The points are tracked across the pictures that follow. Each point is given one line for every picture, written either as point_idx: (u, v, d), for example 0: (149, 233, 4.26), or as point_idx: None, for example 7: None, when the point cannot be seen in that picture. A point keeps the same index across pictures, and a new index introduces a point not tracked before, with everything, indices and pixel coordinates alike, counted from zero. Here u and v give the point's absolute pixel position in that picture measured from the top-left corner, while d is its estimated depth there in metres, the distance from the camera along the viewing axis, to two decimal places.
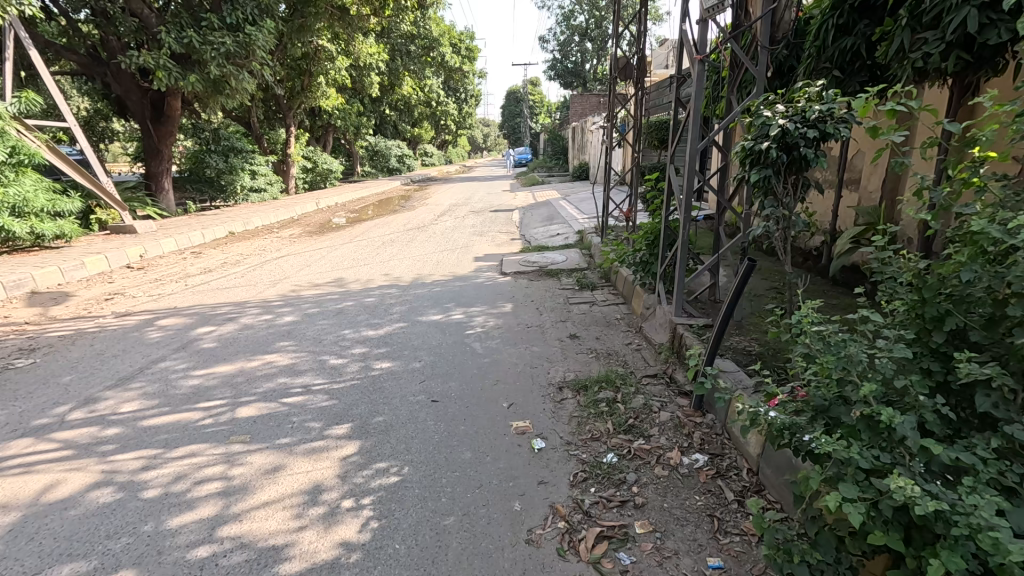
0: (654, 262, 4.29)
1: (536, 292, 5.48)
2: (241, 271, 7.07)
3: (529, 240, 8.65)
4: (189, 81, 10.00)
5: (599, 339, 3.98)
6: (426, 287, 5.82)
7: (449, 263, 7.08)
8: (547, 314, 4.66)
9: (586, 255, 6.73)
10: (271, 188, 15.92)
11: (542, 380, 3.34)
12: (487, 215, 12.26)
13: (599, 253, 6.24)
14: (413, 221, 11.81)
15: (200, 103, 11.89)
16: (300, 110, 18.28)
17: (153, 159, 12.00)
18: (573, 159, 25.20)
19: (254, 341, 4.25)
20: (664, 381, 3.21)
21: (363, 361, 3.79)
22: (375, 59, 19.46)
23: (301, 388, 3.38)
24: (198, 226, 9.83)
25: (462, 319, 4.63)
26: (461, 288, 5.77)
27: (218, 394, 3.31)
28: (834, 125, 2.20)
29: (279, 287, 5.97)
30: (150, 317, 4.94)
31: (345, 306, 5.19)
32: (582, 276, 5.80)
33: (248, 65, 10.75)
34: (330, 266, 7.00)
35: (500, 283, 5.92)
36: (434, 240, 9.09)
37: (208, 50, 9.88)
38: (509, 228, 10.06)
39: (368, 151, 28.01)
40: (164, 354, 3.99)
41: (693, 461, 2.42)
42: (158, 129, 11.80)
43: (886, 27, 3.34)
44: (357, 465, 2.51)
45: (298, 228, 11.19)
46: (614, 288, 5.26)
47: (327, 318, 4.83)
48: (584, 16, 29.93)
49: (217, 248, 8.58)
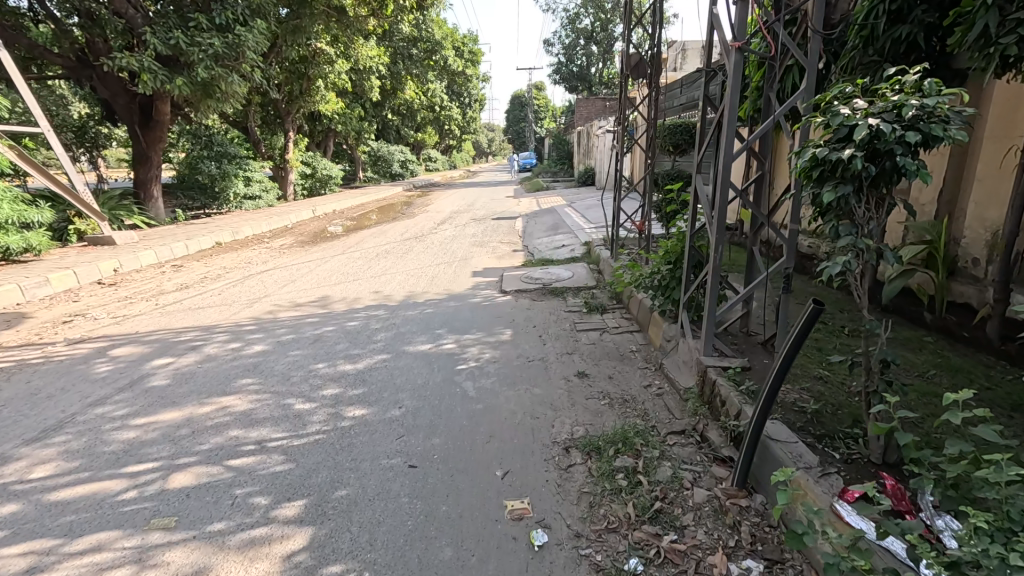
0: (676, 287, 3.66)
1: (539, 315, 4.88)
2: (220, 287, 6.53)
3: (532, 252, 8.06)
4: (176, 85, 9.51)
5: (613, 380, 3.38)
6: (416, 308, 5.25)
7: (444, 278, 6.50)
8: (552, 344, 4.06)
9: (594, 270, 6.13)
10: (267, 195, 15.43)
11: (544, 437, 2.75)
12: (489, 223, 11.69)
13: (609, 270, 5.65)
14: (411, 230, 11.26)
15: (190, 107, 11.41)
16: (299, 114, 17.83)
17: (141, 165, 11.54)
18: (579, 164, 24.57)
19: (213, 377, 3.69)
20: (694, 442, 2.60)
21: (333, 408, 3.21)
22: (376, 62, 18.98)
23: (254, 445, 2.80)
24: (183, 236, 9.32)
25: (454, 350, 4.05)
26: (455, 309, 5.19)
27: (153, 454, 2.74)
28: (939, 125, 1.64)
29: (255, 308, 5.41)
30: (105, 346, 4.40)
31: (325, 332, 4.62)
32: (590, 296, 5.22)
33: (239, 68, 10.29)
34: (316, 283, 6.44)
35: (500, 303, 5.34)
36: (432, 251, 8.53)
37: (196, 51, 9.42)
38: (512, 238, 9.48)
39: (370, 156, 27.51)
40: (105, 395, 3.43)
41: (744, 571, 1.82)
42: (146, 134, 11.33)
43: (962, 8, 2.72)
44: (303, 570, 1.94)
45: (290, 238, 10.67)
46: (627, 312, 4.67)
47: (302, 347, 4.26)
48: (589, 19, 29.41)
49: (201, 261, 8.05)
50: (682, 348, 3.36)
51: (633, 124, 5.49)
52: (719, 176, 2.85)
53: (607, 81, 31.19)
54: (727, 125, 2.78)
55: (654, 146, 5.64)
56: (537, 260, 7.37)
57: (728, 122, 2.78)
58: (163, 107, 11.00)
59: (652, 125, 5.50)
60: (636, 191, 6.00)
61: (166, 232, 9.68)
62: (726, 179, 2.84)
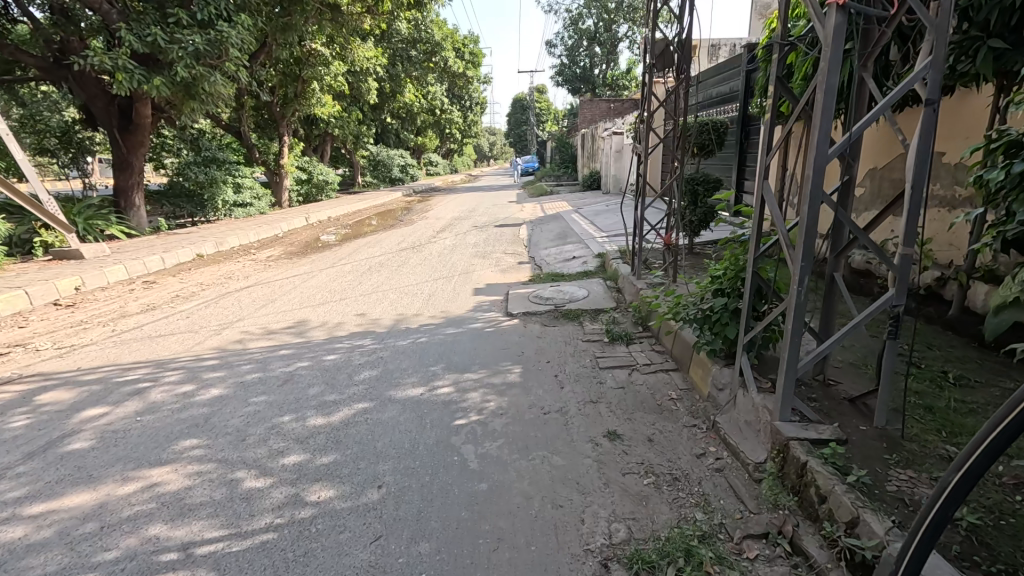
0: (730, 327, 2.84)
1: (552, 346, 4.15)
2: (190, 309, 5.80)
3: (540, 264, 7.33)
4: (153, 85, 8.81)
5: (655, 445, 2.63)
6: (408, 337, 4.50)
7: (442, 297, 5.76)
8: (572, 389, 3.31)
9: (612, 288, 5.37)
10: (259, 202, 14.74)
11: (571, 544, 2.00)
12: (492, 231, 10.97)
13: (631, 289, 4.92)
14: (408, 239, 10.54)
15: (174, 109, 10.71)
16: (294, 117, 17.20)
17: (121, 172, 10.85)
18: (583, 166, 23.89)
19: (149, 436, 2.95)
20: (784, 559, 1.83)
21: (293, 487, 2.46)
22: (373, 63, 18.32)
23: (178, 551, 2.06)
24: (161, 248, 8.59)
25: (452, 397, 3.31)
26: (453, 338, 4.46)
27: (37, 569, 1.99)
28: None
29: (223, 337, 4.68)
30: (34, 389, 3.67)
31: (298, 370, 3.88)
32: (611, 320, 4.49)
33: (222, 66, 9.61)
34: (297, 304, 5.71)
35: (505, 330, 4.62)
36: (429, 264, 7.81)
37: (175, 49, 8.74)
38: (517, 248, 8.74)
39: (370, 161, 26.82)
40: (7, 465, 2.69)
41: None
42: (126, 138, 10.65)
43: None
44: None
45: (278, 249, 9.96)
46: (659, 344, 3.93)
47: (269, 390, 3.52)
48: (592, 19, 28.77)
49: (176, 276, 7.34)
50: (743, 404, 2.62)
51: (654, 123, 4.73)
52: (810, 187, 2.05)
53: (611, 83, 30.55)
54: (825, 118, 1.98)
55: (685, 148, 4.89)
56: (545, 274, 6.65)
57: (827, 113, 1.97)
58: (144, 110, 10.34)
59: (681, 126, 4.74)
60: (661, 197, 5.25)
61: (143, 243, 8.96)
62: (819, 191, 2.04)
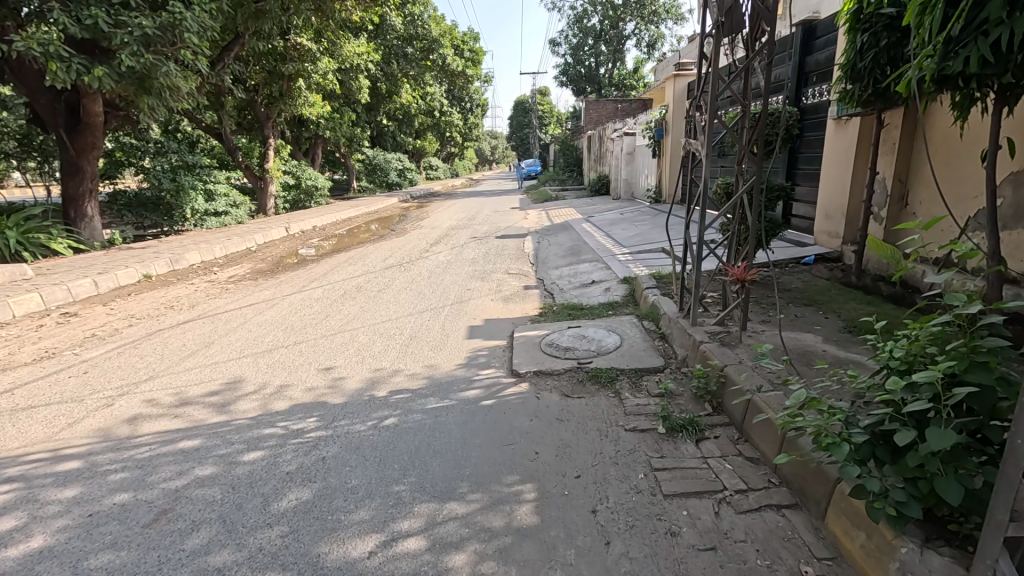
0: (949, 492, 1.43)
1: (582, 437, 2.77)
2: (95, 357, 4.42)
3: (553, 290, 5.96)
4: (94, 75, 7.51)
5: None
6: (370, 420, 3.11)
7: (426, 343, 4.38)
8: (627, 555, 1.92)
9: (654, 334, 4.01)
10: (238, 211, 13.41)
11: None
12: (493, 244, 9.60)
13: (686, 339, 3.57)
14: (398, 254, 9.20)
15: (130, 106, 9.39)
16: (280, 117, 16.02)
17: (70, 178, 9.52)
18: (590, 170, 22.60)
19: None
20: None
21: None
22: (365, 60, 17.06)
23: None
24: (99, 268, 7.23)
25: (420, 566, 1.93)
26: (435, 419, 3.08)
27: None
28: None
29: (112, 413, 3.32)
30: None
31: (191, 484, 2.51)
32: (664, 391, 3.12)
33: (175, 54, 8.29)
34: (235, 354, 4.34)
35: (511, 402, 3.25)
36: (416, 288, 6.45)
37: (120, 33, 7.45)
38: (522, 267, 7.38)
39: (365, 165, 25.47)
40: None
41: None
42: (75, 140, 9.33)
43: None
44: None
45: (246, 266, 8.63)
46: (743, 444, 2.57)
47: (124, 537, 2.15)
48: (596, 17, 27.52)
49: (105, 308, 5.99)
50: None
51: (713, 107, 3.31)
52: None
53: (618, 83, 29.28)
54: None
55: (759, 144, 3.39)
56: (560, 306, 5.28)
57: None
58: (94, 107, 8.99)
59: (761, 109, 3.24)
60: (722, 214, 3.80)
61: (82, 260, 7.62)
62: None
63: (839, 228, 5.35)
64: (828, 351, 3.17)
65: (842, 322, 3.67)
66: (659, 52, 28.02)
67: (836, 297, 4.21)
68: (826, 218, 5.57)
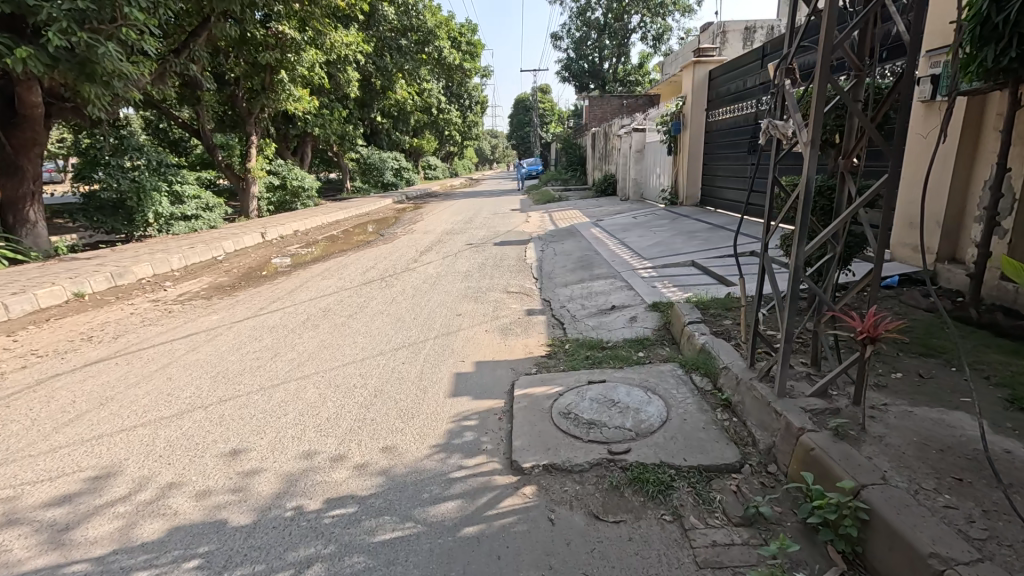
0: None
1: None
2: None
3: (562, 317, 4.78)
4: (14, 57, 6.30)
5: None
6: (280, 568, 1.94)
7: (394, 404, 3.20)
8: None
9: (713, 399, 2.83)
10: (211, 214, 12.27)
11: None
12: (490, 253, 8.42)
13: (771, 419, 2.39)
14: (382, 265, 8.04)
15: (76, 97, 8.23)
16: (263, 113, 14.86)
17: (7, 177, 8.31)
18: (594, 169, 21.41)
19: None
20: None
21: None
22: (354, 51, 15.84)
23: None
24: (20, 286, 6.05)
25: None
26: (385, 569, 1.90)
27: None
28: None
29: None
30: None
31: None
32: (756, 521, 1.95)
33: (117, 33, 7.08)
34: (130, 420, 3.15)
35: (509, 529, 2.07)
36: (394, 312, 5.29)
37: (46, 6, 6.24)
38: (524, 283, 6.19)
39: (359, 165, 24.32)
40: None
41: None
42: (10, 134, 8.14)
43: None
44: None
45: (205, 280, 7.46)
46: None
47: None
48: (600, 10, 26.36)
49: (6, 340, 4.81)
50: None
51: (829, 64, 2.11)
52: None
53: (623, 78, 28.17)
54: None
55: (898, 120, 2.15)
56: (572, 341, 4.10)
57: None
58: (30, 97, 7.80)
59: (907, 68, 2.04)
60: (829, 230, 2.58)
61: (6, 276, 6.46)
62: None
63: (929, 240, 4.17)
64: (1015, 453, 1.98)
65: (999, 389, 2.47)
66: (667, 45, 26.83)
67: (962, 344, 3.01)
68: (909, 227, 4.39)
